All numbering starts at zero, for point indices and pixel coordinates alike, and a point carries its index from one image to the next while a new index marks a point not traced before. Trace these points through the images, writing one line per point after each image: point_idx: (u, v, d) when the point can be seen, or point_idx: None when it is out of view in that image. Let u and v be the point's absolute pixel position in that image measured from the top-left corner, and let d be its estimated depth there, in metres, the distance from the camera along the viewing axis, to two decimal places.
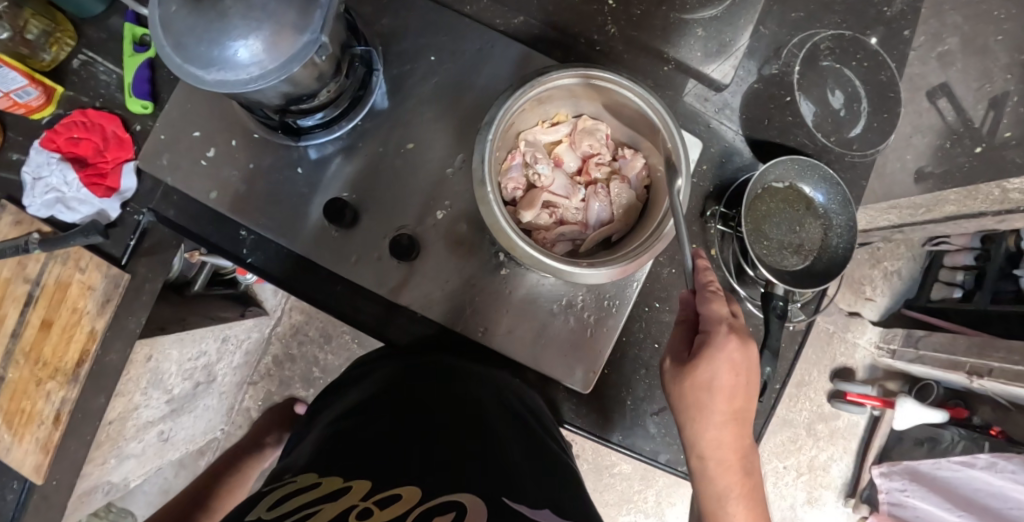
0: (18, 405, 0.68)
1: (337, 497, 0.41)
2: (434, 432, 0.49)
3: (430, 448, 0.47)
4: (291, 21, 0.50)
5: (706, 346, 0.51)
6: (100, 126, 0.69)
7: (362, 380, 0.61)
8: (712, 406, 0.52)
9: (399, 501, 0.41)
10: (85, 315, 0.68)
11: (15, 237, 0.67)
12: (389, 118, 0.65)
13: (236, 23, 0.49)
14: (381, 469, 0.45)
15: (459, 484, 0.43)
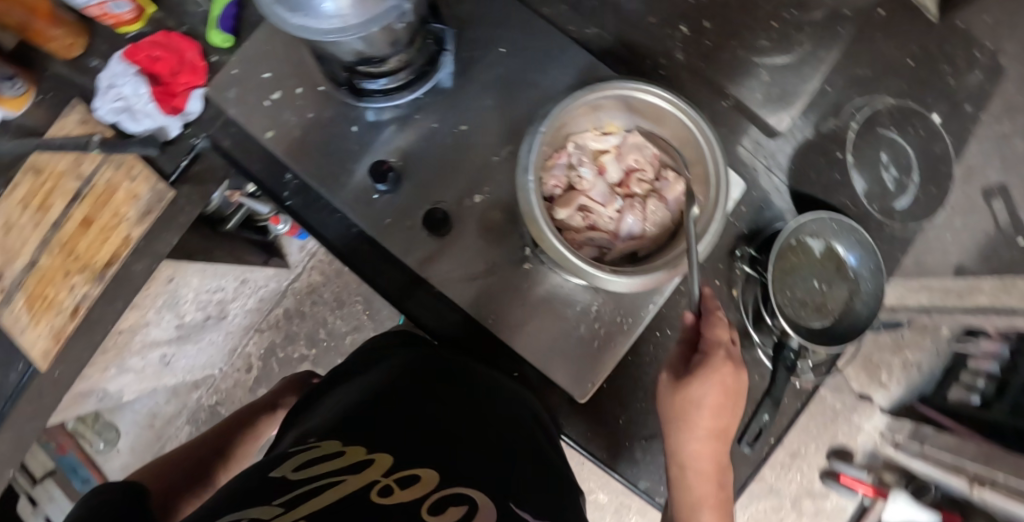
0: (43, 290, 0.71)
1: (359, 469, 0.42)
2: (454, 422, 0.49)
3: (449, 437, 0.47)
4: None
5: (703, 368, 0.53)
6: (180, 50, 0.72)
7: (388, 360, 0.62)
8: (699, 421, 0.54)
9: (418, 482, 0.41)
10: (125, 221, 0.70)
11: (81, 135, 0.71)
12: (448, 98, 0.67)
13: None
14: (401, 449, 0.45)
15: (477, 478, 0.43)
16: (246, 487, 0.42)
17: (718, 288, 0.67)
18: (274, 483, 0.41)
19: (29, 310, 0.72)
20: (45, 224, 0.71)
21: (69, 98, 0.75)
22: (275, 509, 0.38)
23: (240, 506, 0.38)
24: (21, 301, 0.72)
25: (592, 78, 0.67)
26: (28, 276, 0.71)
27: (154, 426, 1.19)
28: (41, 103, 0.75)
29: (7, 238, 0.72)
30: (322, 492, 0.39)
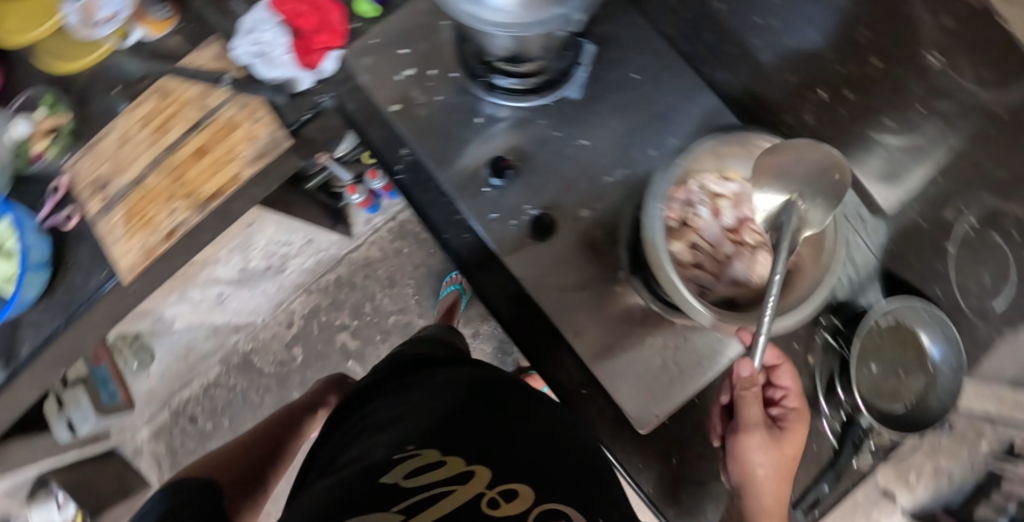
0: (143, 208, 0.73)
1: (464, 478, 0.50)
2: (529, 440, 0.57)
3: (530, 453, 0.55)
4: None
5: (794, 421, 0.58)
6: (325, 11, 0.72)
7: (452, 375, 0.69)
8: (773, 465, 0.57)
9: (518, 495, 0.49)
10: (238, 159, 0.71)
11: (213, 69, 0.73)
12: (573, 110, 0.69)
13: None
14: (492, 462, 0.53)
15: (566, 491, 0.51)
16: (362, 488, 0.50)
17: (795, 352, 0.67)
18: (389, 491, 0.49)
19: (127, 224, 0.73)
20: (160, 145, 0.73)
21: (207, 31, 0.77)
22: (397, 516, 0.47)
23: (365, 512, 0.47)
24: (121, 213, 0.73)
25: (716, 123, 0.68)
26: (132, 192, 0.73)
27: (187, 358, 1.19)
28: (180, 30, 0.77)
29: (121, 149, 0.74)
30: (439, 502, 0.48)
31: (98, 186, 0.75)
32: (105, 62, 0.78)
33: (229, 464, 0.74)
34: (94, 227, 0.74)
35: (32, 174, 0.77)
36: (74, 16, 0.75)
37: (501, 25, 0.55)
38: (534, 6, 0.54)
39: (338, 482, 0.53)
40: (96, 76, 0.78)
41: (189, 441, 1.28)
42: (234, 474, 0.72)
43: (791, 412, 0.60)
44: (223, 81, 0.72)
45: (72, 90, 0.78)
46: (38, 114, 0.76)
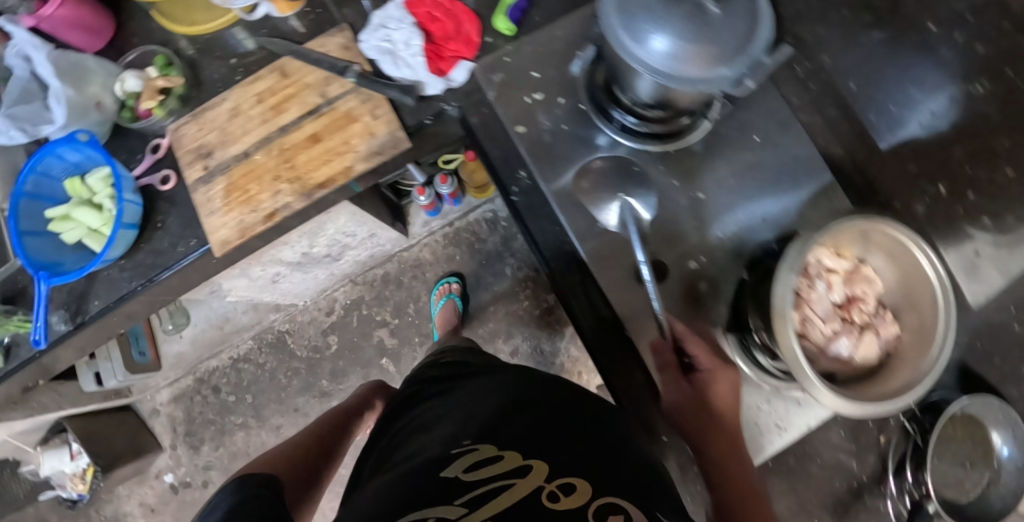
0: (245, 184, 0.70)
1: (523, 473, 0.53)
2: (575, 433, 0.59)
3: (589, 451, 0.57)
4: (716, 52, 0.53)
5: (705, 374, 0.63)
6: (460, 20, 0.72)
7: (513, 373, 0.71)
8: (716, 437, 0.63)
9: (575, 489, 0.52)
10: (352, 152, 0.69)
11: (340, 58, 0.71)
12: (693, 163, 0.70)
13: (682, 25, 0.53)
14: (549, 457, 0.55)
15: (623, 489, 0.53)
16: (426, 483, 0.53)
17: (869, 430, 0.69)
18: (453, 485, 0.52)
19: (227, 198, 0.70)
20: (272, 124, 0.71)
21: (335, 18, 0.76)
22: (461, 509, 0.50)
23: (429, 504, 0.50)
24: (220, 187, 0.71)
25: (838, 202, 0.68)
26: (236, 166, 0.71)
27: (222, 329, 1.17)
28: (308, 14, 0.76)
29: (231, 122, 0.72)
30: (499, 496, 0.51)
31: (200, 155, 0.72)
32: (222, 29, 0.77)
33: (285, 461, 0.75)
34: (192, 195, 0.71)
35: (134, 128, 0.75)
36: None
37: (652, 70, 0.55)
38: (694, 62, 0.54)
39: (403, 473, 0.56)
40: (214, 44, 0.77)
41: (207, 412, 1.27)
42: (292, 472, 0.73)
43: (704, 377, 0.64)
44: (348, 76, 0.69)
45: (188, 53, 0.77)
46: (152, 72, 0.75)
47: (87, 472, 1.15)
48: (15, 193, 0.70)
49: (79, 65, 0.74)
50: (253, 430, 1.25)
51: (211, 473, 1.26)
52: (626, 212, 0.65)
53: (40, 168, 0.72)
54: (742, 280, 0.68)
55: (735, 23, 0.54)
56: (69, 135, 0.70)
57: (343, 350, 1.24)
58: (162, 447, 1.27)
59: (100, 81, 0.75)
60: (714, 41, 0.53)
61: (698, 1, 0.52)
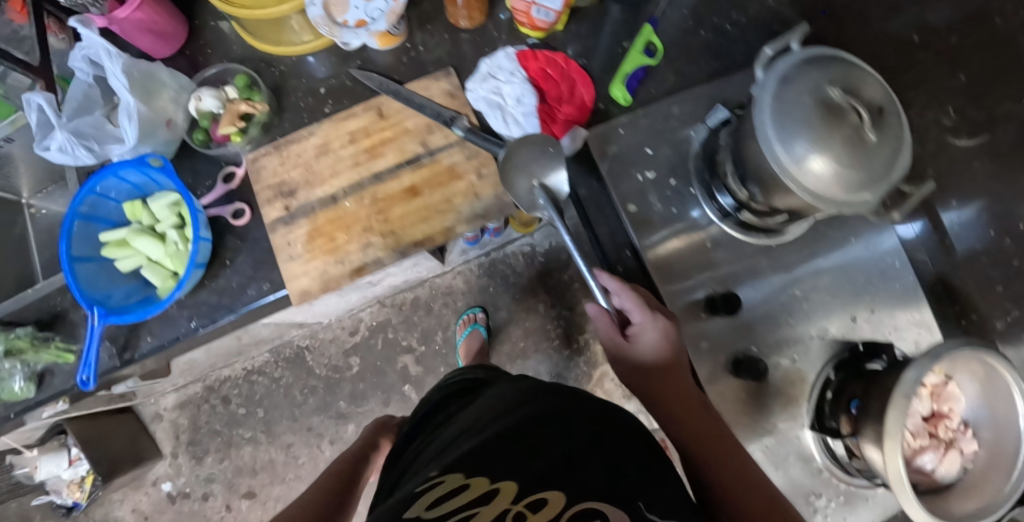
0: (331, 231, 0.65)
1: (490, 498, 0.40)
2: (571, 432, 0.46)
3: (570, 442, 0.45)
4: (860, 177, 0.54)
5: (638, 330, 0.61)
6: (573, 82, 0.68)
7: (500, 386, 0.60)
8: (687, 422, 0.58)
9: (548, 504, 0.40)
10: (454, 212, 0.64)
11: (446, 107, 0.67)
12: (792, 259, 0.70)
13: (834, 146, 0.53)
14: (526, 466, 0.42)
15: (604, 487, 0.41)
16: None
17: None
18: None
19: (309, 244, 0.65)
20: (365, 170, 0.66)
21: (439, 59, 0.71)
22: None
23: None
24: (302, 231, 0.65)
25: (939, 323, 0.69)
26: (321, 210, 0.66)
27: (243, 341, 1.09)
28: (409, 51, 0.71)
29: (318, 161, 0.67)
30: None
31: (281, 193, 0.66)
32: (308, 54, 0.71)
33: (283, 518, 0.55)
34: (270, 236, 0.66)
35: (204, 152, 0.68)
36: (317, 10, 0.63)
37: (790, 179, 0.55)
38: (835, 181, 0.54)
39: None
40: (303, 70, 0.71)
41: (214, 422, 1.20)
42: None
43: (656, 361, 0.61)
44: (456, 129, 0.64)
45: (271, 75, 0.71)
46: (229, 92, 0.69)
47: (85, 480, 1.11)
48: (71, 214, 0.63)
49: (152, 76, 0.67)
50: (262, 445, 1.20)
51: (212, 486, 1.20)
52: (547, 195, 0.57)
53: (99, 187, 0.65)
54: (826, 378, 0.68)
55: (886, 152, 0.54)
56: (140, 158, 0.64)
57: (365, 373, 1.19)
58: (162, 455, 1.21)
59: (170, 96, 0.68)
60: (861, 167, 0.53)
61: (857, 126, 0.53)
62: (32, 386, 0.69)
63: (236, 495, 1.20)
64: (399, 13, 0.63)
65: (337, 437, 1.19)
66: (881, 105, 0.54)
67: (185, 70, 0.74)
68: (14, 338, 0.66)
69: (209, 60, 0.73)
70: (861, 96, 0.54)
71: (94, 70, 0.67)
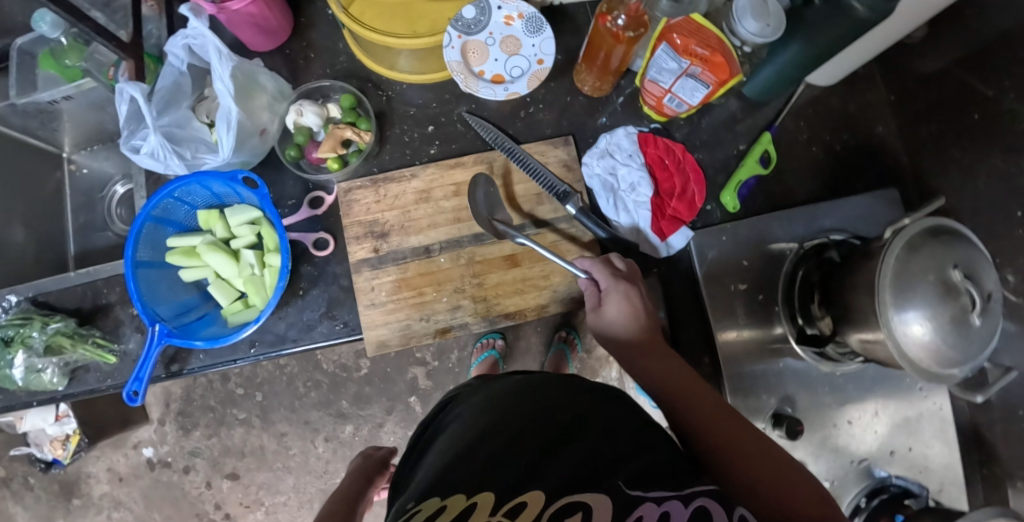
0: (419, 285, 0.62)
1: (468, 515, 0.37)
2: (544, 429, 0.43)
3: (542, 437, 0.42)
4: (959, 356, 0.55)
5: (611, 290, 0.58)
6: (687, 177, 0.67)
7: (493, 379, 0.55)
8: (672, 383, 0.50)
9: (529, 504, 0.37)
10: (550, 290, 0.63)
11: (561, 179, 0.64)
12: (853, 389, 0.73)
13: (943, 324, 0.54)
14: (504, 476, 0.40)
15: (584, 477, 0.39)
16: None
17: None
18: None
19: (395, 294, 0.62)
20: (467, 228, 0.63)
21: (555, 121, 0.68)
22: None
23: None
24: (389, 280, 0.62)
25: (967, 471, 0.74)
26: (413, 260, 0.63)
27: None
28: (527, 106, 0.67)
29: (417, 208, 0.63)
30: None
31: (372, 233, 0.63)
32: (417, 85, 0.67)
33: None
34: (353, 277, 0.63)
35: (293, 170, 0.64)
36: (454, 54, 0.58)
37: (891, 341, 0.57)
38: (932, 357, 0.56)
39: None
40: (414, 101, 0.67)
41: (209, 397, 1.16)
42: None
43: (626, 338, 0.55)
44: (569, 207, 0.62)
45: (377, 99, 0.66)
46: (333, 111, 0.64)
47: (72, 439, 1.10)
48: (144, 217, 0.60)
49: (253, 78, 0.62)
50: (254, 429, 1.16)
51: (195, 461, 1.16)
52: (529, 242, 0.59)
53: (177, 192, 0.62)
54: (856, 505, 0.72)
55: (985, 337, 0.55)
56: (232, 174, 0.59)
57: (374, 378, 1.16)
58: (148, 420, 1.15)
59: (267, 101, 0.63)
60: (962, 348, 0.55)
61: (968, 310, 0.54)
62: (63, 380, 0.67)
63: (219, 474, 1.16)
64: (540, 78, 0.59)
65: (333, 435, 1.16)
66: (990, 293, 0.55)
67: (282, 70, 0.68)
68: (56, 335, 0.64)
69: (311, 66, 0.69)
70: (977, 281, 0.56)
71: (189, 58, 0.61)
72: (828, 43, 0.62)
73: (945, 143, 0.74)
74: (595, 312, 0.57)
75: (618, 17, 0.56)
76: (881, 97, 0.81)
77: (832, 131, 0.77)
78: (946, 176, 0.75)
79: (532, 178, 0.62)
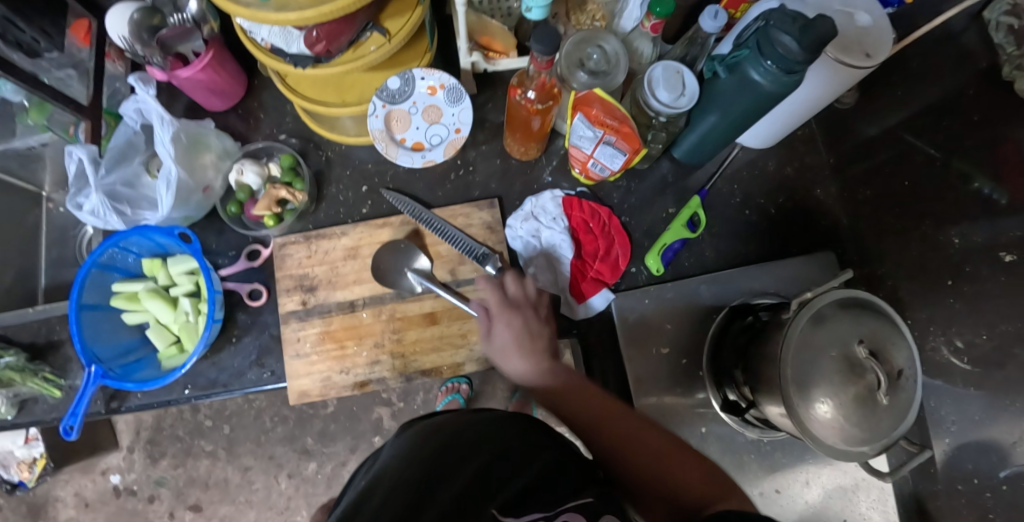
0: (343, 339, 0.65)
1: None
2: (428, 461, 0.41)
3: (425, 465, 0.40)
4: (863, 434, 0.54)
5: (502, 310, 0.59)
6: (610, 241, 0.70)
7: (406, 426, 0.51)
8: (580, 392, 0.56)
9: None
10: (467, 348, 0.65)
11: (481, 241, 0.68)
12: (780, 454, 0.73)
13: (844, 402, 0.53)
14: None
15: (466, 504, 0.38)
16: None
17: None
18: None
19: (319, 346, 0.65)
20: (391, 285, 0.65)
21: (485, 182, 0.71)
22: None
23: None
24: (314, 332, 0.65)
25: None
26: (338, 314, 0.66)
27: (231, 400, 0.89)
28: (459, 168, 0.71)
29: (344, 264, 0.67)
30: None
31: (301, 286, 0.66)
32: (359, 145, 0.70)
33: None
34: (281, 328, 0.66)
35: (233, 226, 0.68)
36: (377, 122, 0.62)
37: (796, 415, 0.56)
38: (840, 437, 0.54)
39: None
40: (352, 160, 0.71)
41: (178, 428, 1.18)
42: None
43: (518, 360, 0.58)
44: (488, 267, 0.65)
45: (318, 159, 0.71)
46: (274, 170, 0.69)
47: (38, 463, 1.14)
48: (90, 264, 0.64)
49: (199, 138, 0.67)
50: (219, 462, 1.18)
51: (160, 490, 1.18)
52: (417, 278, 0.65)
53: (122, 242, 0.66)
54: None
55: (895, 418, 0.54)
56: (169, 229, 0.64)
57: (341, 416, 1.17)
58: (117, 447, 1.18)
59: (212, 160, 0.68)
60: (867, 426, 0.53)
61: (872, 388, 0.53)
62: (12, 410, 0.71)
63: (182, 505, 1.18)
64: (458, 147, 0.64)
65: (296, 471, 1.17)
66: (902, 370, 0.54)
67: (234, 127, 0.73)
68: (6, 371, 0.66)
69: (261, 124, 0.73)
70: (884, 359, 0.55)
71: (142, 120, 0.66)
72: (738, 114, 0.64)
73: (878, 209, 0.74)
74: (487, 340, 0.59)
75: (528, 91, 0.60)
76: (822, 159, 0.82)
77: (768, 193, 0.79)
78: (879, 242, 0.75)
79: (451, 242, 0.65)
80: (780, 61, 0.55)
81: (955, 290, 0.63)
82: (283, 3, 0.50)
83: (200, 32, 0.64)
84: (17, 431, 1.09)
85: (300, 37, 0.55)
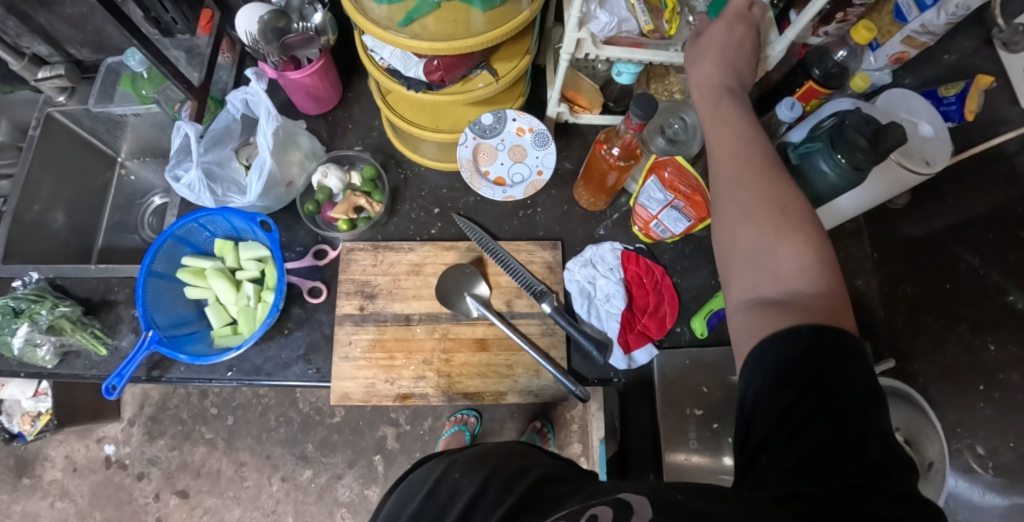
0: (393, 350, 0.67)
1: None
2: None
3: None
4: None
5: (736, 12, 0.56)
6: (662, 299, 0.72)
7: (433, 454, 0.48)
8: (749, 170, 0.49)
9: None
10: (511, 379, 0.67)
11: (539, 279, 0.71)
12: None
13: None
14: None
15: None
16: None
17: None
18: None
19: (368, 352, 0.67)
20: (449, 306, 0.68)
21: (548, 224, 0.74)
22: None
23: None
24: (366, 338, 0.67)
25: None
26: (392, 325, 0.68)
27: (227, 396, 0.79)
28: (527, 207, 0.75)
29: (406, 279, 0.69)
30: None
31: (362, 292, 0.69)
32: (436, 170, 0.74)
33: None
34: (335, 328, 0.68)
35: (307, 223, 0.72)
36: (467, 152, 0.67)
37: None
38: None
39: None
40: (426, 181, 0.75)
41: (182, 410, 1.18)
42: None
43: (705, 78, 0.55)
44: (544, 305, 0.67)
45: (396, 176, 0.75)
46: (355, 179, 0.73)
47: (41, 418, 1.09)
48: (168, 234, 0.67)
49: (293, 136, 0.70)
50: (216, 452, 1.16)
51: (151, 469, 1.16)
52: (475, 304, 0.68)
53: (202, 219, 0.69)
54: None
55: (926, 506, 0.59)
56: (251, 215, 0.66)
57: (345, 427, 1.17)
58: (119, 418, 1.18)
59: (299, 158, 0.71)
60: None
61: None
62: (53, 359, 0.72)
63: (170, 489, 1.15)
64: (537, 187, 0.68)
65: (290, 475, 1.15)
66: (932, 461, 0.60)
67: (320, 132, 0.77)
68: (60, 319, 0.69)
69: (346, 134, 0.77)
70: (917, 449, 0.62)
71: (245, 110, 0.70)
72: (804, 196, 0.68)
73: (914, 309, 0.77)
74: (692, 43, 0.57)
75: (613, 147, 0.64)
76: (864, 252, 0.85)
77: None
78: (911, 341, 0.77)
79: (512, 276, 0.69)
80: (849, 158, 0.59)
81: (985, 396, 0.64)
82: (416, 31, 0.54)
83: (319, 42, 0.68)
84: (28, 383, 1.09)
85: (418, 63, 0.59)
